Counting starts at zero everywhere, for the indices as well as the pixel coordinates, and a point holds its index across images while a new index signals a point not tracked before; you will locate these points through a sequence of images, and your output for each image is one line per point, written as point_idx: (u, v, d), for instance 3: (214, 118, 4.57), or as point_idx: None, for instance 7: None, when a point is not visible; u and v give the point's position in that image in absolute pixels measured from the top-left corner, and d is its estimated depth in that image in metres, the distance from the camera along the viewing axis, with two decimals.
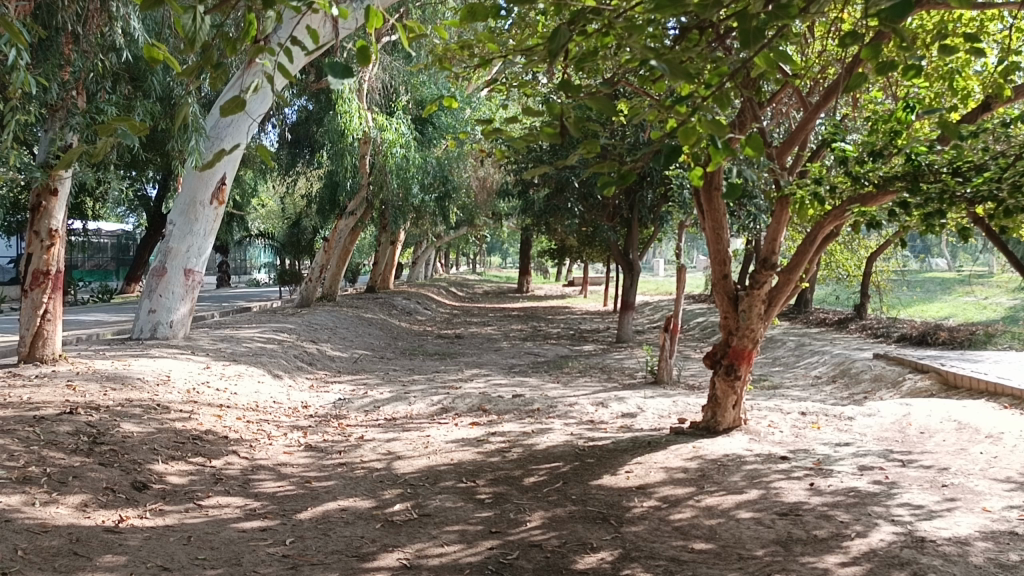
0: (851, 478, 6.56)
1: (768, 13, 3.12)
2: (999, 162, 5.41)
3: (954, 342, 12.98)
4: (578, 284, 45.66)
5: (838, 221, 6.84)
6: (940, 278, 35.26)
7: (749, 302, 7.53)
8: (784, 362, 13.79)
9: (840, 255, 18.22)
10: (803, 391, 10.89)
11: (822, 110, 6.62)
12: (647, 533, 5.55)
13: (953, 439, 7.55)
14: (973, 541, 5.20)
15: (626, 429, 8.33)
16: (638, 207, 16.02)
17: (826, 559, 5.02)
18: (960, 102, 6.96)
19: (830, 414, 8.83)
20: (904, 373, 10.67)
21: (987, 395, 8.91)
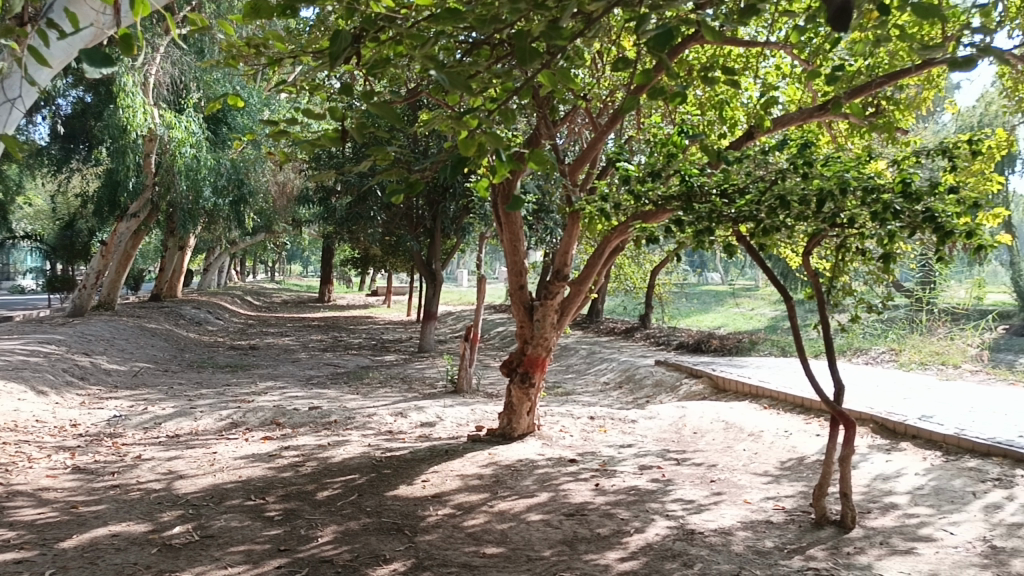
0: (632, 478, 6.97)
1: (543, 33, 3.25)
2: (759, 184, 5.99)
3: (724, 349, 14.20)
4: (379, 292, 45.19)
5: (623, 236, 7.28)
6: (715, 290, 38.52)
7: (543, 312, 7.80)
8: (576, 369, 14.41)
9: (627, 268, 19.39)
10: (593, 397, 11.46)
11: (609, 131, 7.06)
12: (439, 541, 5.57)
13: (721, 438, 8.23)
14: (735, 531, 5.69)
15: (424, 439, 8.35)
16: (440, 217, 16.14)
17: (607, 556, 5.28)
18: (729, 130, 7.66)
19: (616, 418, 9.33)
20: (680, 378, 11.53)
21: (750, 397, 9.83)
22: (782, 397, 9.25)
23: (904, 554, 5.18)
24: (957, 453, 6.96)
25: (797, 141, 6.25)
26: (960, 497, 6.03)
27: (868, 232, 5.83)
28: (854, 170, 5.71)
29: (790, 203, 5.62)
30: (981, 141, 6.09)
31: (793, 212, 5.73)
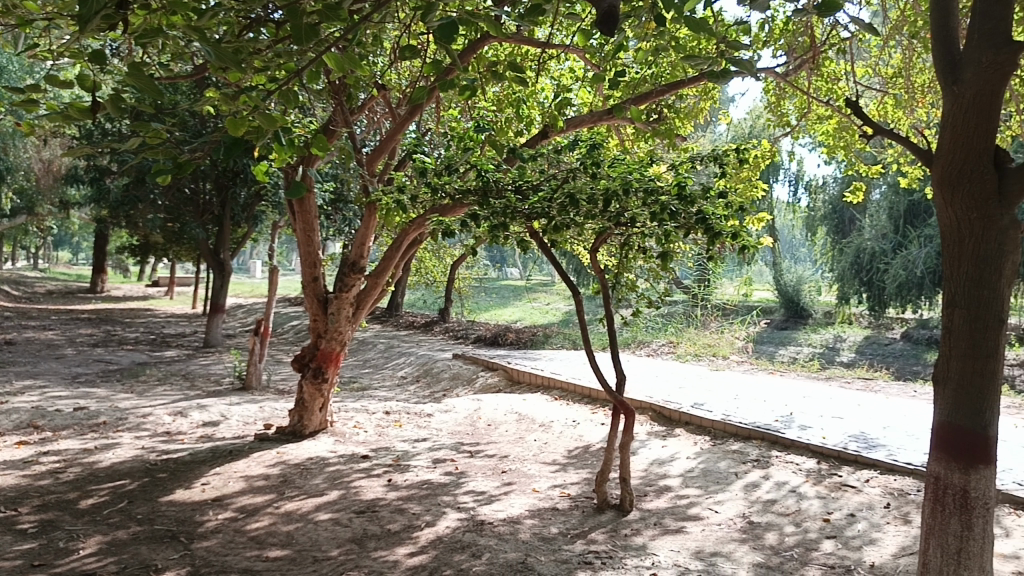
0: (425, 472, 6.95)
1: (320, 11, 3.13)
2: (551, 182, 6.16)
3: (519, 342, 14.60)
4: (164, 284, 42.20)
5: (421, 229, 7.23)
6: (514, 285, 39.53)
7: (338, 305, 7.59)
8: (373, 363, 14.21)
9: (428, 262, 19.43)
10: (389, 391, 11.34)
11: (409, 122, 6.99)
12: (219, 547, 5.24)
13: (513, 429, 8.42)
14: (523, 519, 5.83)
15: (206, 439, 7.85)
16: (230, 204, 15.31)
17: (397, 551, 5.22)
18: (525, 128, 7.85)
19: (411, 412, 9.28)
20: (477, 371, 11.70)
21: (541, 389, 10.16)
22: (572, 388, 9.64)
23: (675, 533, 5.54)
24: (723, 437, 7.58)
25: (587, 142, 6.51)
26: (724, 478, 6.55)
27: (648, 231, 6.16)
28: (636, 172, 6.01)
29: (580, 202, 5.84)
30: (745, 150, 6.64)
31: (582, 210, 5.95)
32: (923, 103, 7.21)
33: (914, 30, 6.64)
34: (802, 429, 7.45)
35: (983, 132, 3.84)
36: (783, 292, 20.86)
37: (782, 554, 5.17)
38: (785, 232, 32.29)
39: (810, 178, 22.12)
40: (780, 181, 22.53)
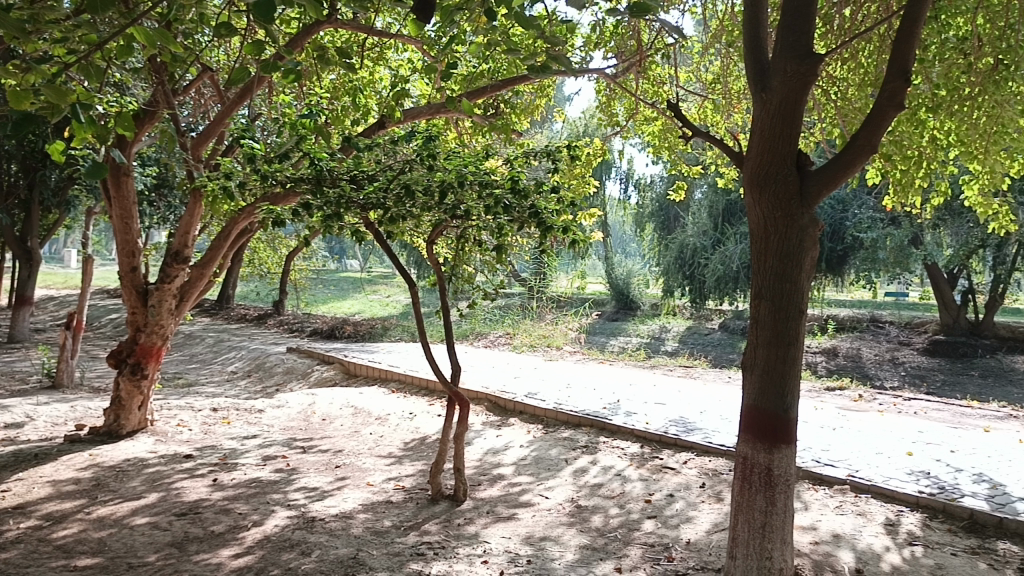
0: (254, 470, 6.71)
1: None
2: (388, 173, 6.09)
3: (357, 335, 14.38)
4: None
5: (251, 218, 6.94)
6: (352, 277, 38.81)
7: (159, 297, 7.16)
8: (201, 359, 13.53)
9: (262, 253, 18.71)
10: (218, 388, 10.84)
11: (239, 105, 6.69)
12: (19, 558, 4.82)
13: (349, 423, 8.29)
14: (355, 514, 5.75)
15: (7, 443, 7.19)
16: (38, 186, 14.05)
17: (221, 553, 5.00)
18: (363, 118, 7.73)
19: (241, 408, 8.93)
20: (312, 365, 11.42)
21: (379, 382, 10.07)
22: (409, 381, 9.62)
23: (506, 520, 5.66)
24: (555, 424, 7.82)
25: (423, 133, 6.49)
26: (555, 465, 6.76)
27: (483, 224, 6.23)
28: (471, 166, 6.06)
29: (415, 193, 5.82)
30: (576, 147, 6.86)
31: (418, 202, 5.93)
32: (738, 109, 7.73)
33: (729, 39, 7.11)
34: (628, 415, 7.81)
35: (787, 141, 4.50)
36: (613, 285, 22.23)
37: (607, 535, 5.40)
38: (617, 228, 33.72)
39: (638, 177, 23.03)
40: (612, 179, 23.44)
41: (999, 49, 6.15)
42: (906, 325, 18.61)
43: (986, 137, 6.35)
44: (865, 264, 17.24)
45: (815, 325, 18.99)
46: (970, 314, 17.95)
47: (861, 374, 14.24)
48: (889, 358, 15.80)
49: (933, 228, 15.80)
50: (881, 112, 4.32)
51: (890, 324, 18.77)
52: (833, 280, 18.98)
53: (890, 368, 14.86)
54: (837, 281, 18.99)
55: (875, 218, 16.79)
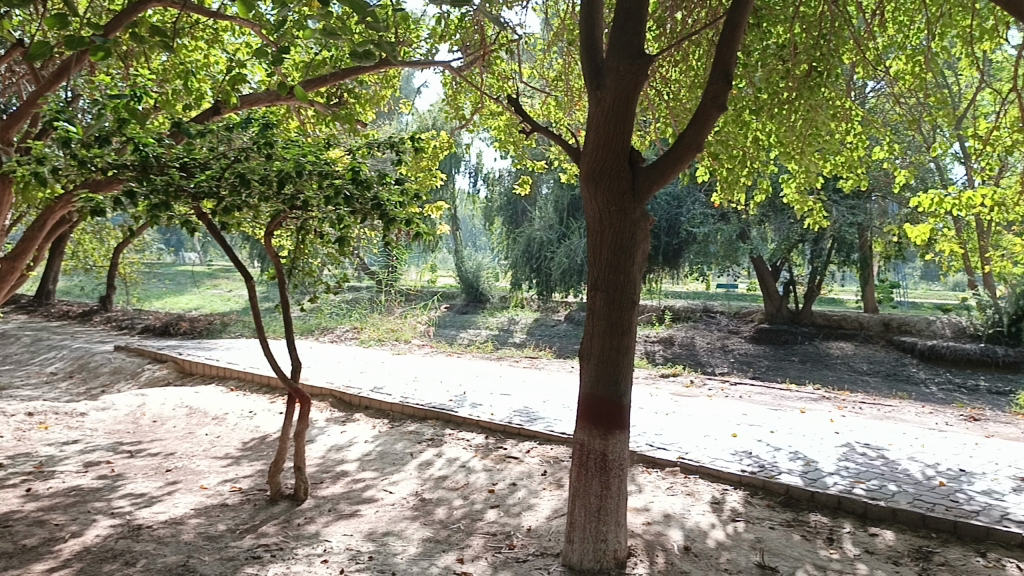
0: (73, 477, 6.24)
1: None
2: (221, 161, 5.80)
3: (193, 331, 13.70)
4: None
5: (69, 208, 6.38)
6: (190, 270, 36.94)
7: None
8: (14, 359, 12.44)
9: (88, 244, 17.44)
10: (33, 391, 10.01)
11: (54, 84, 6.15)
12: None
13: (182, 424, 7.87)
14: (186, 519, 5.47)
15: None
16: None
17: (32, 569, 4.61)
18: (196, 103, 7.34)
19: (60, 412, 8.28)
20: (143, 364, 10.77)
21: (216, 380, 9.64)
22: (249, 378, 9.27)
23: (348, 518, 5.56)
24: (401, 418, 7.76)
25: (260, 120, 6.23)
26: (399, 459, 6.71)
27: (324, 215, 6.07)
28: (311, 155, 5.87)
29: (251, 182, 5.56)
30: (420, 139, 6.82)
31: (255, 191, 5.68)
32: (579, 106, 7.93)
33: (569, 37, 7.27)
34: (474, 407, 7.87)
35: (622, 137, 4.66)
36: (463, 278, 22.38)
37: (449, 527, 5.42)
38: (466, 222, 33.98)
39: (487, 171, 23.25)
40: (462, 172, 23.55)
41: (815, 57, 6.55)
42: (735, 314, 19.86)
43: (802, 139, 6.81)
44: (698, 257, 18.16)
45: (654, 316, 19.88)
46: (791, 304, 19.38)
47: (694, 362, 15.06)
48: (720, 346, 16.80)
49: (757, 223, 16.84)
50: (705, 113, 4.59)
51: (721, 313, 19.96)
52: (671, 272, 19.96)
53: (721, 355, 15.81)
54: (674, 273, 19.97)
55: (707, 214, 17.69)
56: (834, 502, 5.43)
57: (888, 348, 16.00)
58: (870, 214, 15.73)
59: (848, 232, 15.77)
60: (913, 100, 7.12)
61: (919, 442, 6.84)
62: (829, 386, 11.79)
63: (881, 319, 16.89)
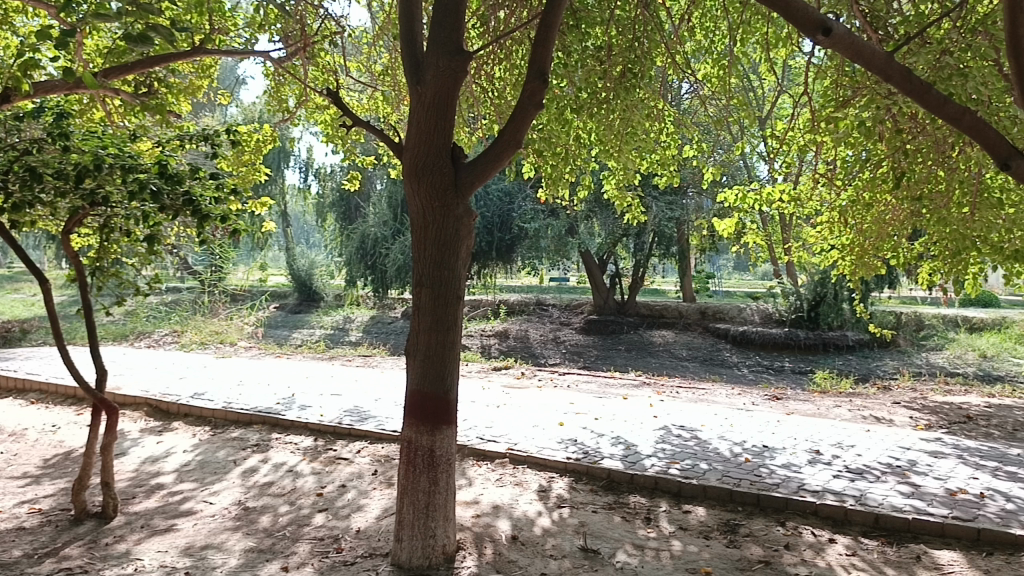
0: None
1: None
2: (9, 153, 5.27)
3: None
4: None
5: None
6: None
7: None
8: None
9: None
10: None
11: None
12: None
13: None
14: None
15: None
16: None
17: None
18: None
19: None
20: None
21: (13, 393, 8.82)
22: (52, 390, 8.56)
23: (163, 533, 5.24)
24: (223, 425, 7.43)
25: (54, 109, 5.73)
26: (221, 467, 6.41)
27: (129, 212, 5.66)
28: (113, 148, 5.45)
29: (44, 177, 5.18)
30: (237, 131, 6.53)
31: (48, 185, 5.28)
32: (406, 101, 7.87)
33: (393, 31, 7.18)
34: (302, 408, 7.66)
35: (444, 132, 4.66)
36: (295, 276, 21.85)
37: (274, 535, 5.23)
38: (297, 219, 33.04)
39: (318, 166, 22.72)
40: (291, 167, 22.86)
41: (628, 60, 7.00)
42: (567, 306, 20.46)
43: (620, 138, 7.22)
44: (531, 251, 18.52)
45: (489, 310, 19.99)
46: (619, 295, 20.28)
47: (528, 354, 15.38)
48: (553, 337, 17.26)
49: (585, 218, 17.35)
50: (523, 111, 4.68)
51: (553, 306, 20.50)
52: (505, 267, 20.27)
53: (553, 347, 16.25)
54: (507, 267, 20.09)
55: (537, 210, 18.00)
56: (652, 483, 5.70)
57: (705, 335, 17.06)
58: (687, 209, 16.76)
59: (667, 226, 16.74)
60: (719, 102, 7.56)
61: (728, 422, 7.31)
62: (649, 372, 12.41)
63: (700, 308, 17.98)
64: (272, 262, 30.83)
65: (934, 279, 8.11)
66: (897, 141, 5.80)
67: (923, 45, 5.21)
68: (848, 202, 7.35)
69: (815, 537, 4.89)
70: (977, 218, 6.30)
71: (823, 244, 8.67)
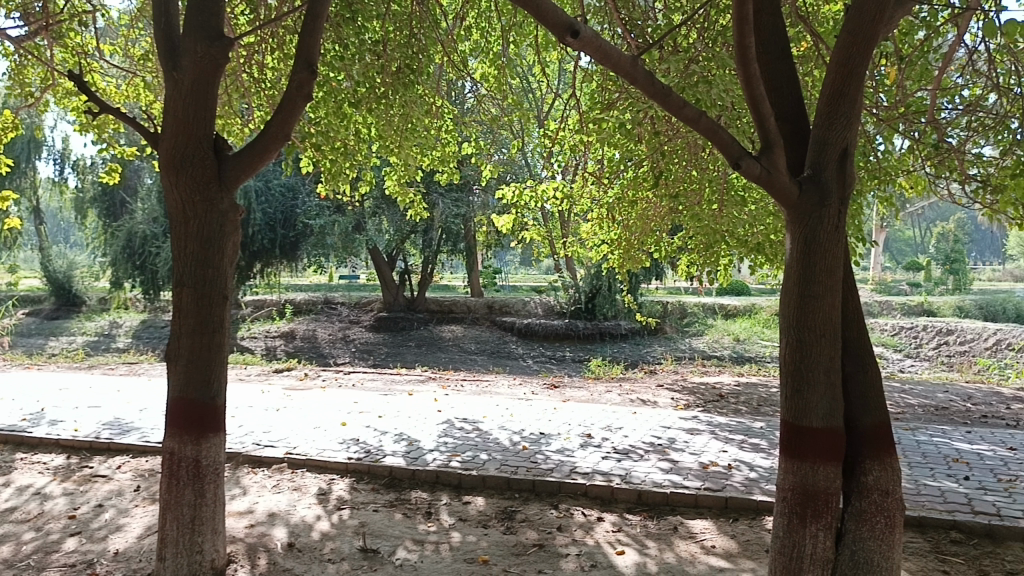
0: None
1: None
2: None
3: None
4: None
5: None
6: None
7: None
8: None
9: None
10: None
11: None
12: None
13: None
14: None
15: None
16: None
17: None
18: None
19: None
20: None
21: None
22: None
23: None
24: None
25: None
26: None
27: None
28: None
29: None
30: None
31: None
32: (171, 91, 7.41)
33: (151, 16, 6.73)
34: (53, 425, 6.98)
35: (204, 122, 4.38)
36: (51, 279, 20.15)
37: (15, 566, 4.68)
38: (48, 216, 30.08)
39: (76, 158, 20.83)
40: (44, 159, 20.78)
41: (406, 55, 6.94)
42: (356, 305, 20.10)
43: (399, 133, 7.22)
44: (316, 249, 18.04)
45: (274, 310, 19.62)
46: (408, 292, 20.30)
47: (316, 354, 15.01)
48: (341, 336, 16.98)
49: (372, 215, 17.19)
50: (291, 103, 4.51)
51: (341, 305, 20.08)
52: (290, 265, 19.61)
53: (343, 346, 15.98)
54: (293, 266, 19.63)
55: (322, 206, 17.52)
56: (433, 477, 5.74)
57: (492, 329, 17.57)
58: (472, 206, 17.20)
59: (454, 222, 17.08)
60: (496, 101, 7.74)
61: (509, 412, 7.53)
62: (434, 367, 12.53)
63: (486, 302, 18.70)
64: (23, 265, 27.77)
65: (691, 270, 8.83)
66: (657, 142, 6.15)
67: (674, 53, 5.60)
68: (616, 200, 7.85)
69: (585, 517, 5.14)
70: (725, 214, 6.96)
71: (596, 238, 9.16)
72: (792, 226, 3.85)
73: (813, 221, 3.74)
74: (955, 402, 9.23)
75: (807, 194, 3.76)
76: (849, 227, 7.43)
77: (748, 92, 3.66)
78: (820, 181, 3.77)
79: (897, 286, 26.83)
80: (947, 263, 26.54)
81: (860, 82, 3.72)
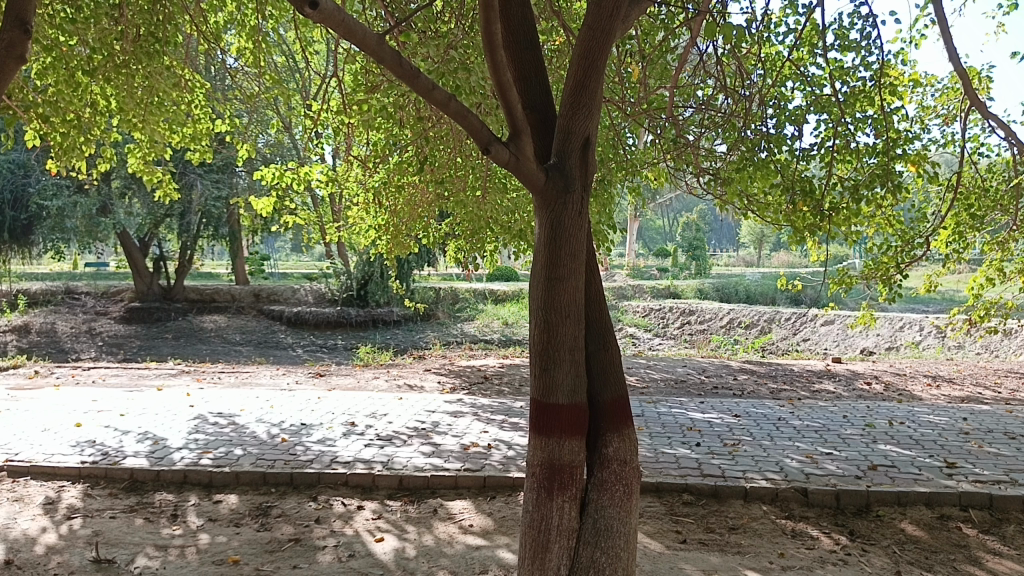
0: None
1: None
2: None
3: None
4: None
5: None
6: None
7: None
8: None
9: None
10: None
11: None
12: None
13: None
14: None
15: None
16: None
17: None
18: None
19: None
20: None
21: None
22: None
23: None
24: None
25: None
26: None
27: None
28: None
29: None
30: None
31: None
32: None
33: None
34: None
35: None
36: None
37: None
38: None
39: None
40: None
41: (148, 22, 6.22)
42: (103, 294, 18.65)
43: (143, 107, 6.57)
44: (54, 232, 16.22)
45: (4, 302, 17.48)
46: (164, 280, 18.93)
47: (55, 350, 13.51)
48: (86, 330, 15.47)
49: (121, 196, 15.82)
50: (2, 66, 4.11)
51: (85, 294, 18.55)
52: (22, 249, 17.58)
53: (87, 340, 14.54)
54: (27, 251, 17.96)
55: (60, 184, 15.74)
56: (179, 478, 5.36)
57: (258, 319, 16.85)
58: (233, 188, 16.58)
59: (215, 205, 16.35)
60: (254, 79, 7.35)
61: (269, 403, 7.25)
62: (190, 360, 11.74)
63: (252, 290, 18.03)
64: None
65: (459, 256, 8.95)
66: (420, 128, 6.19)
67: (431, 39, 5.55)
68: (382, 184, 7.76)
69: (344, 507, 5.04)
70: (488, 200, 7.16)
71: (364, 222, 9.04)
72: (539, 211, 3.83)
73: (558, 207, 3.75)
74: (691, 376, 10.15)
75: (553, 181, 3.73)
76: (600, 215, 7.90)
77: (495, 80, 3.46)
78: (564, 169, 3.77)
79: (649, 271, 29.00)
80: (690, 252, 29.09)
81: (600, 75, 3.75)
